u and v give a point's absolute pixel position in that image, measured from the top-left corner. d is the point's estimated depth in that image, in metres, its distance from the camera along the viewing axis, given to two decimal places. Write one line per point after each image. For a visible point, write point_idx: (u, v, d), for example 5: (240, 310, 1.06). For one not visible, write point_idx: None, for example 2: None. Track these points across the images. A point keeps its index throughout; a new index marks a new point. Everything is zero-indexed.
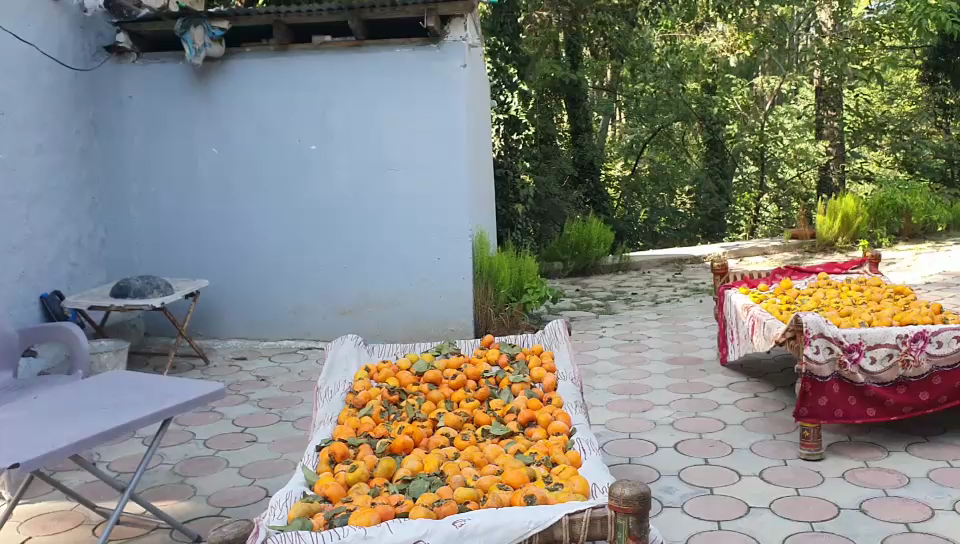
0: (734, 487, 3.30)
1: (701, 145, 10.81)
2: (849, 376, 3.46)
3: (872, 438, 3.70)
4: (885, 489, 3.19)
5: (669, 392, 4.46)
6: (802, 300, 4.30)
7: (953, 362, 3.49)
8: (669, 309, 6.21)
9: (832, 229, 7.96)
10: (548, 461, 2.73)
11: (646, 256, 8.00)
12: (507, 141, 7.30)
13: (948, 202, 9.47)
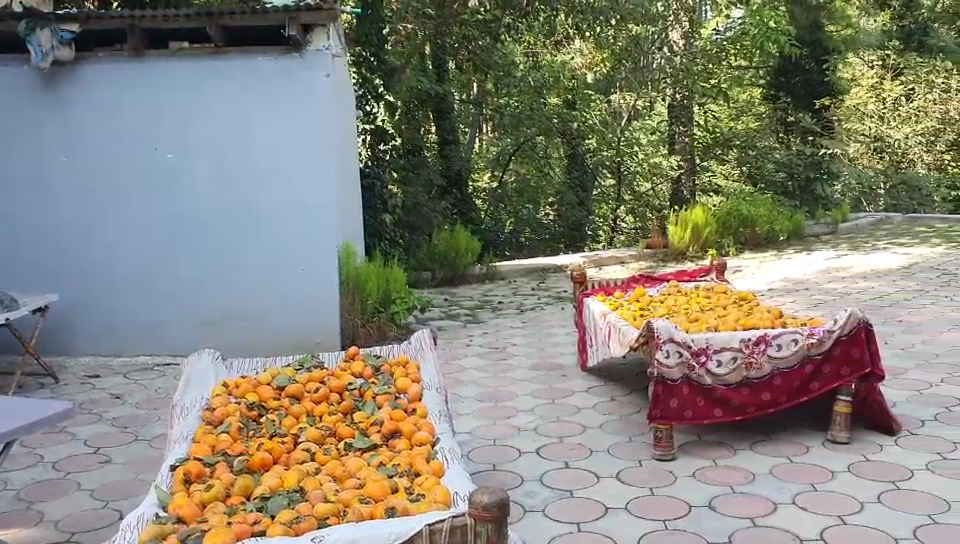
0: (593, 489, 3.40)
1: (563, 158, 9.91)
2: (697, 379, 3.65)
3: (720, 437, 3.89)
4: (732, 486, 3.36)
5: (533, 398, 4.54)
6: (655, 307, 4.48)
7: (791, 363, 3.69)
8: (534, 317, 6.33)
9: (684, 238, 8.33)
10: (410, 472, 2.74)
11: (512, 265, 8.13)
12: (374, 151, 7.54)
13: (791, 212, 10.02)
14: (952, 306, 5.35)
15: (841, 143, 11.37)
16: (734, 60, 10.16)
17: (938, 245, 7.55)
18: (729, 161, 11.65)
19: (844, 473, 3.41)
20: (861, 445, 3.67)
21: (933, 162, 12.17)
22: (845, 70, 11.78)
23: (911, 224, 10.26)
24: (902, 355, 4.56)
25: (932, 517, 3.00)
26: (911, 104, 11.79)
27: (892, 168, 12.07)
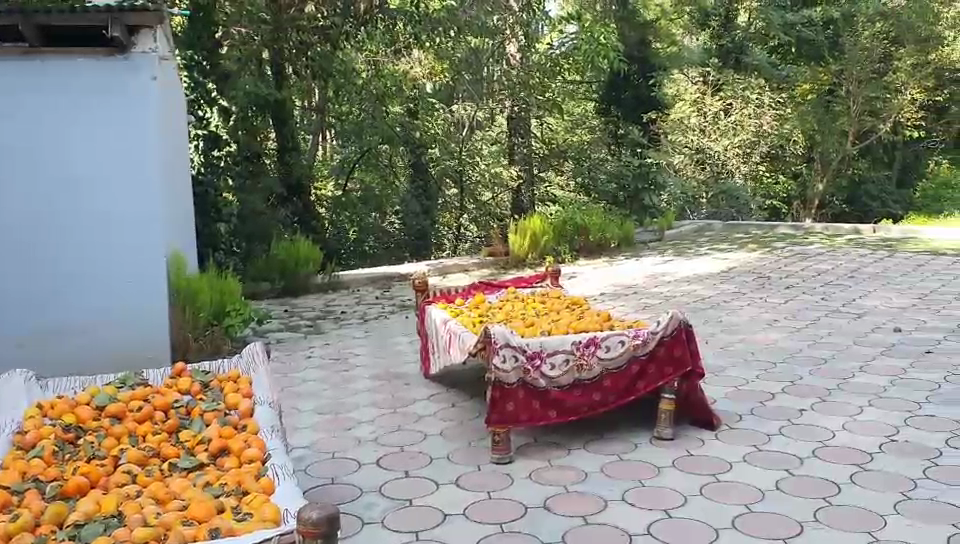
0: (431, 496, 3.41)
1: (407, 168, 9.95)
2: (532, 381, 3.72)
3: (556, 438, 3.99)
4: (566, 486, 3.45)
5: (373, 408, 4.50)
6: (492, 313, 4.54)
7: (619, 364, 3.84)
8: (376, 326, 6.29)
9: (523, 246, 8.58)
10: (238, 491, 2.65)
11: (355, 274, 8.04)
12: (208, 157, 7.50)
13: (623, 220, 10.44)
14: (765, 307, 5.72)
15: (667, 155, 12.34)
16: (567, 74, 10.44)
17: (754, 251, 8.07)
18: (566, 171, 11.65)
19: (669, 468, 3.57)
20: (685, 440, 3.85)
21: (749, 173, 12.75)
22: (670, 87, 12.13)
23: (730, 230, 10.93)
24: (722, 354, 4.83)
25: (748, 505, 3.18)
26: (730, 118, 12.34)
27: (712, 179, 12.69)
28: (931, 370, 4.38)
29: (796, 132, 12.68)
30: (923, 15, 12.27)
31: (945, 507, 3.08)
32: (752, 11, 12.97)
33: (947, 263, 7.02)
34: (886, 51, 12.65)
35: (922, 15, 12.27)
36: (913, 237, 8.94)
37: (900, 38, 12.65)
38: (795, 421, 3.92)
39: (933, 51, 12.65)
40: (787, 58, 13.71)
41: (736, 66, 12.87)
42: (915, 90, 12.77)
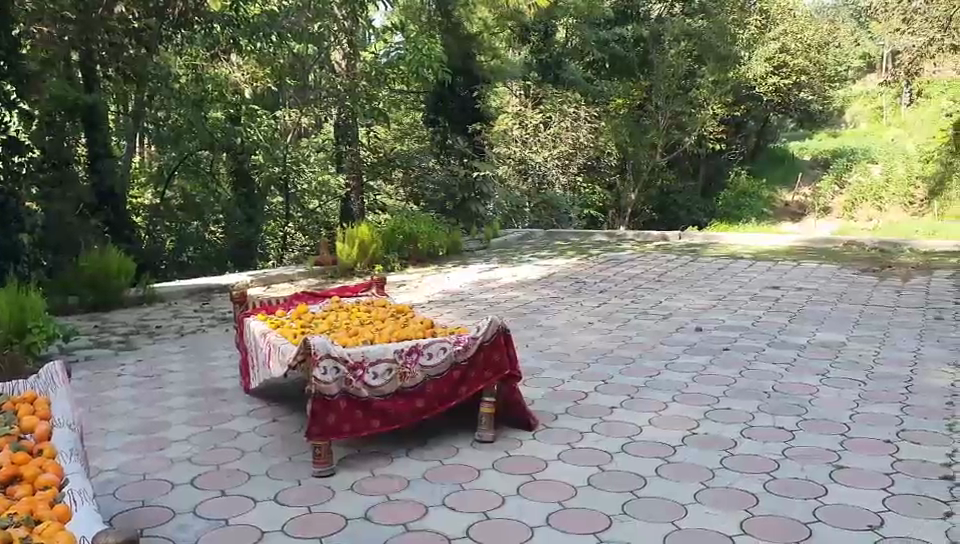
0: (249, 514, 3.31)
1: (230, 175, 9.75)
2: (355, 392, 3.66)
3: (378, 447, 3.97)
4: (387, 495, 3.45)
5: (188, 426, 4.33)
6: (315, 323, 4.47)
7: (442, 370, 3.88)
8: (194, 341, 6.07)
9: (352, 255, 8.49)
10: (30, 520, 2.45)
11: (172, 288, 7.73)
12: (8, 164, 6.77)
13: (450, 228, 10.58)
14: (582, 310, 5.96)
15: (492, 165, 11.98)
16: (392, 85, 10.38)
17: (572, 257, 8.40)
18: (395, 180, 11.76)
19: (489, 470, 3.64)
20: (505, 441, 3.94)
21: (567, 183, 13.52)
22: (493, 99, 12.27)
23: (551, 238, 11.30)
24: (541, 356, 4.99)
25: (562, 502, 3.30)
26: (549, 130, 12.99)
27: (534, 189, 13.10)
28: (727, 365, 4.70)
29: (610, 143, 13.57)
30: (721, 37, 13.59)
31: (739, 493, 3.31)
32: (568, 28, 13.08)
33: (744, 266, 7.56)
34: (690, 68, 13.69)
35: (722, 36, 13.65)
36: (716, 243, 9.57)
37: (702, 57, 13.67)
38: (607, 419, 4.10)
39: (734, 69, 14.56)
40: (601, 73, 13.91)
41: (555, 81, 13.13)
42: (716, 106, 13.81)
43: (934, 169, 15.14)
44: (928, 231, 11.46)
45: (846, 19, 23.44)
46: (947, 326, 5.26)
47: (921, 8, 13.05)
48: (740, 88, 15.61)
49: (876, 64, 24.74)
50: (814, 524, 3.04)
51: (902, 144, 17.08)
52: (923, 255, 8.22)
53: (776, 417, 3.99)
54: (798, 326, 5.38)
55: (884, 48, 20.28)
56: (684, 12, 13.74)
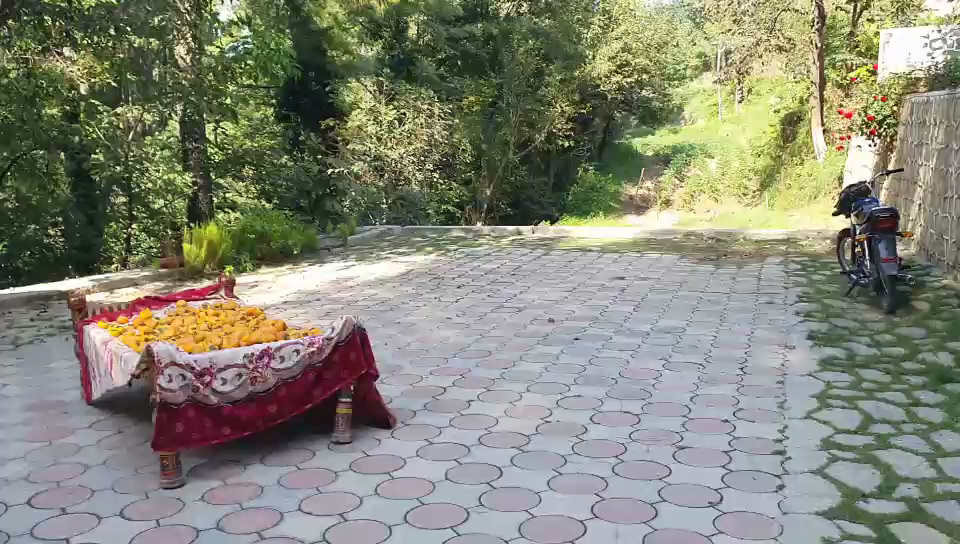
0: (92, 532, 3.15)
1: (67, 175, 9.28)
2: (203, 399, 3.52)
3: (231, 455, 3.86)
4: (240, 503, 3.36)
5: (25, 443, 4.08)
6: (160, 329, 4.29)
7: (294, 373, 3.79)
8: (31, 351, 5.73)
9: (200, 256, 8.18)
10: None
11: (7, 294, 7.27)
12: None
13: (303, 225, 10.44)
14: (438, 306, 6.00)
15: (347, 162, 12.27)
16: (241, 80, 10.17)
17: (428, 253, 8.44)
18: (245, 175, 11.00)
19: (346, 471, 3.61)
20: (361, 442, 3.91)
21: (424, 179, 12.94)
22: (348, 94, 12.12)
23: (407, 235, 11.26)
24: (399, 353, 4.97)
25: (419, 498, 3.31)
26: (404, 127, 12.48)
27: (390, 185, 12.77)
28: (579, 354, 4.85)
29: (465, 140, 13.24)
30: (565, 35, 14.39)
31: (590, 478, 3.42)
32: (420, 24, 13.17)
33: (593, 258, 7.80)
34: (539, 67, 14.23)
35: (567, 35, 14.45)
36: (567, 237, 9.80)
37: (549, 55, 14.27)
38: (464, 413, 4.14)
39: (577, 68, 15.08)
40: (453, 71, 14.18)
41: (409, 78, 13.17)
42: (562, 104, 14.43)
43: (767, 162, 15.57)
44: (761, 221, 12.07)
45: (682, 22, 24.55)
46: (777, 309, 5.61)
47: (748, 11, 13.67)
48: (585, 86, 15.98)
49: (710, 60, 26.06)
50: (660, 503, 3.18)
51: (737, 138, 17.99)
52: (755, 243, 8.71)
53: (623, 403, 4.14)
54: (644, 314, 5.60)
55: (718, 49, 21.35)
56: (531, 11, 14.34)
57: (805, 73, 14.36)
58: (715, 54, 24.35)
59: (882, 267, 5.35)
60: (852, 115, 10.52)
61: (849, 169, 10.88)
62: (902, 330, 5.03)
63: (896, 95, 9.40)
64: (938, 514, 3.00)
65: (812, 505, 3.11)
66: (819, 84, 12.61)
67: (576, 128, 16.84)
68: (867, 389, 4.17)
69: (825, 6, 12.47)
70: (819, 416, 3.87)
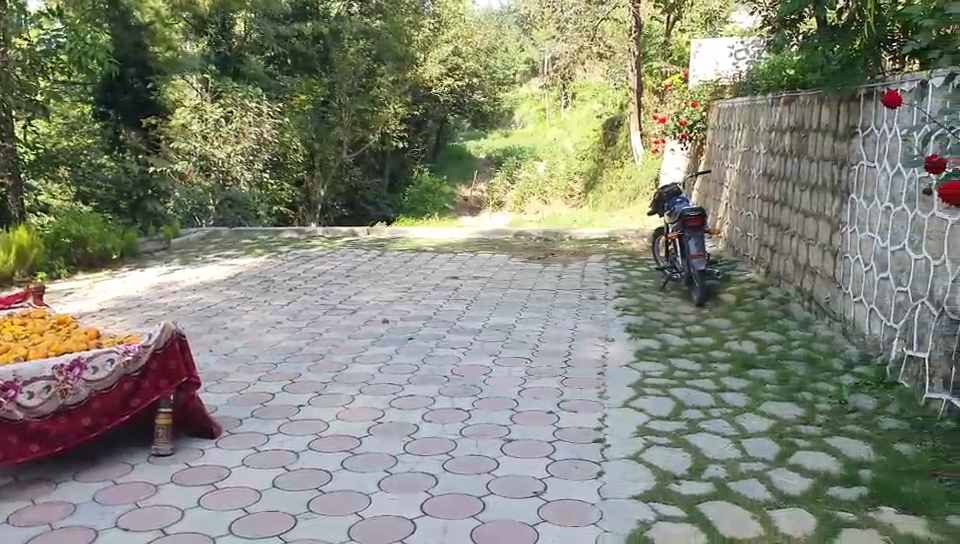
0: None
1: None
2: (5, 415, 3.29)
3: (40, 474, 3.62)
4: (50, 524, 3.15)
5: None
6: None
7: (109, 384, 3.57)
8: None
9: (8, 263, 7.65)
10: None
11: None
12: None
13: (123, 227, 9.96)
14: (267, 309, 5.87)
15: (168, 160, 11.85)
16: (53, 76, 9.41)
17: (258, 256, 8.24)
18: (60, 178, 10.05)
19: (167, 484, 3.46)
20: (183, 453, 3.77)
21: (254, 180, 12.71)
22: (171, 91, 11.63)
23: (237, 237, 10.97)
24: (224, 360, 4.83)
25: (244, 508, 3.22)
26: (230, 125, 12.15)
27: (219, 186, 12.37)
28: (411, 354, 4.88)
29: (297, 141, 13.24)
30: (396, 37, 14.72)
31: (419, 476, 3.44)
32: (247, 22, 12.73)
33: (427, 258, 7.87)
34: (370, 68, 14.42)
35: (397, 37, 14.78)
36: (401, 238, 9.84)
37: (381, 56, 14.53)
38: (292, 418, 4.07)
39: (409, 69, 15.49)
40: (283, 70, 13.62)
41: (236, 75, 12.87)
42: (395, 105, 14.89)
43: (589, 165, 16.20)
44: (585, 221, 12.55)
45: (510, 29, 25.29)
46: (599, 304, 5.85)
47: (572, 19, 14.27)
48: (417, 87, 16.30)
49: (538, 65, 26.96)
50: (486, 497, 3.24)
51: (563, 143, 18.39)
52: (579, 242, 9.07)
53: (454, 400, 4.20)
54: (475, 312, 5.70)
55: (545, 56, 22.13)
56: (362, 11, 14.27)
57: (624, 80, 15.19)
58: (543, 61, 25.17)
59: (692, 263, 5.71)
60: (666, 119, 11.16)
61: (664, 171, 11.56)
62: (711, 321, 5.37)
63: (705, 101, 10.16)
64: (741, 491, 3.22)
65: (628, 490, 3.26)
66: (635, 91, 13.33)
67: (408, 129, 16.99)
68: (681, 377, 4.42)
69: (641, 15, 13.18)
70: (636, 405, 4.07)
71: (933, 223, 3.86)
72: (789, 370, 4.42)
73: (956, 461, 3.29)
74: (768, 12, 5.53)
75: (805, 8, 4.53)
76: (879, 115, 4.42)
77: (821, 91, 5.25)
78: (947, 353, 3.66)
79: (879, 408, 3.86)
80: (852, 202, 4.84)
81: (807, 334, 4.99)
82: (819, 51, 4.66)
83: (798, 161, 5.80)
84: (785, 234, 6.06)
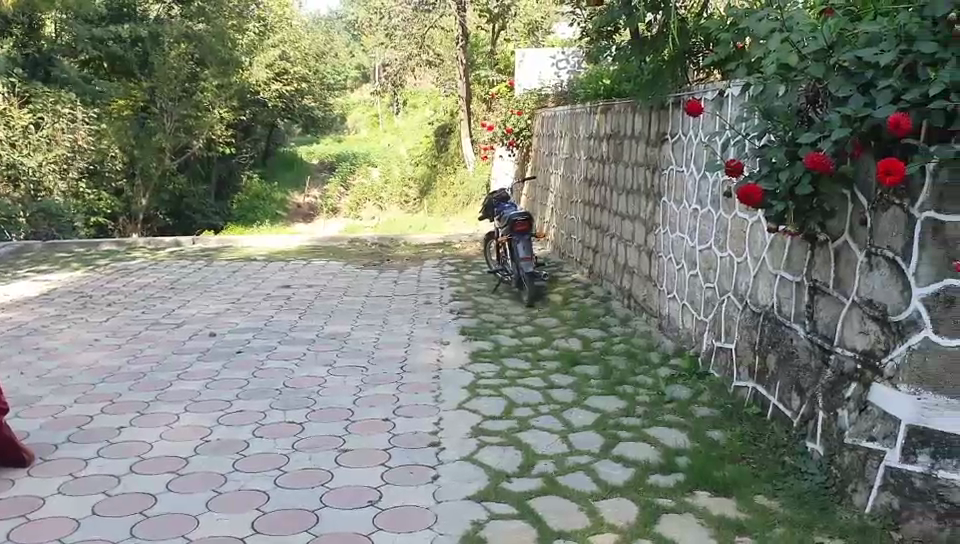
0: None
1: None
2: None
3: None
4: None
5: None
6: None
7: None
8: None
9: None
10: None
11: None
12: None
13: None
14: (86, 327, 5.56)
15: None
16: None
17: (74, 270, 7.78)
18: None
19: None
20: None
21: (68, 190, 12.00)
22: None
23: (50, 250, 10.31)
24: (37, 383, 4.52)
25: (61, 539, 3.01)
26: (40, 132, 11.36)
27: (28, 197, 11.42)
28: (241, 368, 4.74)
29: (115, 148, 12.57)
30: (221, 40, 14.00)
31: (249, 493, 3.35)
32: (58, 23, 11.92)
33: (257, 267, 7.70)
34: (192, 71, 13.89)
35: (221, 40, 14.02)
36: (230, 247, 9.57)
37: (203, 60, 13.95)
38: (114, 441, 3.86)
39: (235, 74, 14.89)
40: (100, 72, 13.15)
41: (45, 79, 11.85)
42: (220, 110, 14.33)
43: (422, 171, 16.04)
44: (421, 227, 12.60)
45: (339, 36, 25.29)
46: (434, 308, 5.90)
47: (400, 26, 14.35)
48: (245, 92, 15.72)
49: (367, 70, 26.93)
50: (321, 509, 3.20)
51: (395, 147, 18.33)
52: (414, 248, 9.11)
53: (287, 412, 4.13)
54: (308, 322, 5.62)
55: (375, 62, 22.18)
56: (182, 15, 13.64)
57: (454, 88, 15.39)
58: (373, 67, 25.25)
59: (521, 266, 5.87)
60: (494, 126, 11.43)
61: (494, 176, 11.81)
62: (540, 321, 5.54)
63: (530, 109, 10.53)
64: (570, 485, 3.33)
65: (461, 491, 3.31)
66: (464, 99, 13.61)
67: (236, 134, 16.50)
68: (512, 376, 4.53)
69: (468, 24, 13.46)
70: (470, 406, 4.14)
71: (735, 223, 4.15)
72: (612, 364, 4.63)
73: (761, 444, 3.56)
74: (585, 23, 5.76)
75: (619, 20, 4.77)
76: (685, 124, 4.70)
77: (634, 100, 5.53)
78: (750, 343, 3.95)
79: (692, 398, 4.12)
80: (663, 205, 5.12)
81: (628, 330, 5.24)
82: (633, 61, 4.92)
83: (615, 166, 6.08)
84: (604, 235, 6.34)
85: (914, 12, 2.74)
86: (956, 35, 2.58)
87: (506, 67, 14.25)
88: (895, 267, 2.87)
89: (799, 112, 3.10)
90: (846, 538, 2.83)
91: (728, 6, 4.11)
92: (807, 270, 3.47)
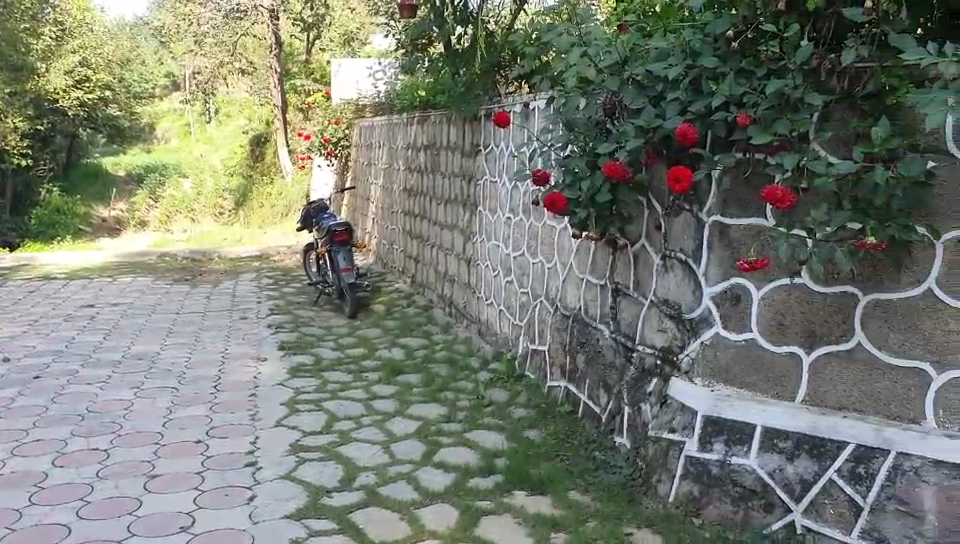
0: None
1: None
2: None
3: None
4: None
5: None
6: None
7: None
8: None
9: None
10: None
11: None
12: None
13: None
14: None
15: None
16: None
17: None
18: None
19: None
20: None
21: None
22: None
23: None
24: None
25: None
26: None
27: None
28: (39, 394, 4.44)
29: None
30: None
31: (49, 528, 3.12)
32: None
33: (57, 286, 7.22)
34: None
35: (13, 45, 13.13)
36: (25, 265, 8.93)
37: None
38: None
39: (26, 82, 13.91)
40: None
41: None
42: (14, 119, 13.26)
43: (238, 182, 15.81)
44: (237, 240, 12.25)
45: (143, 42, 24.27)
46: (251, 324, 5.74)
47: (211, 33, 13.84)
48: (40, 100, 14.58)
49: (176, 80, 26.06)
50: (128, 539, 3.02)
51: (209, 156, 17.74)
52: (228, 261, 8.84)
53: (90, 439, 3.89)
54: (113, 342, 5.33)
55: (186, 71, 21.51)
56: None
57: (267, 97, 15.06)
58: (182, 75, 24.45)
59: (341, 277, 5.81)
60: (310, 135, 11.30)
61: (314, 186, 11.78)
62: (362, 332, 5.52)
63: (347, 119, 10.50)
64: (391, 495, 3.32)
65: (280, 510, 3.23)
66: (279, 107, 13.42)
67: (33, 145, 15.38)
68: (332, 390, 4.48)
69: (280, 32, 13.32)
70: (289, 423, 4.05)
71: (545, 230, 4.30)
72: (433, 372, 4.67)
73: (573, 441, 3.69)
74: (398, 35, 5.79)
75: (431, 32, 4.82)
76: (497, 135, 4.81)
77: (448, 111, 5.62)
78: (561, 345, 4.09)
79: (509, 400, 4.22)
80: (479, 215, 5.22)
81: (448, 337, 5.31)
82: (447, 72, 5.00)
83: (433, 176, 6.14)
84: (425, 245, 6.39)
85: (696, 30, 2.92)
86: (734, 51, 2.76)
87: (322, 76, 14.15)
88: (687, 268, 3.07)
89: (597, 123, 3.22)
90: (652, 527, 2.96)
91: (532, 21, 4.26)
92: (610, 273, 3.65)
